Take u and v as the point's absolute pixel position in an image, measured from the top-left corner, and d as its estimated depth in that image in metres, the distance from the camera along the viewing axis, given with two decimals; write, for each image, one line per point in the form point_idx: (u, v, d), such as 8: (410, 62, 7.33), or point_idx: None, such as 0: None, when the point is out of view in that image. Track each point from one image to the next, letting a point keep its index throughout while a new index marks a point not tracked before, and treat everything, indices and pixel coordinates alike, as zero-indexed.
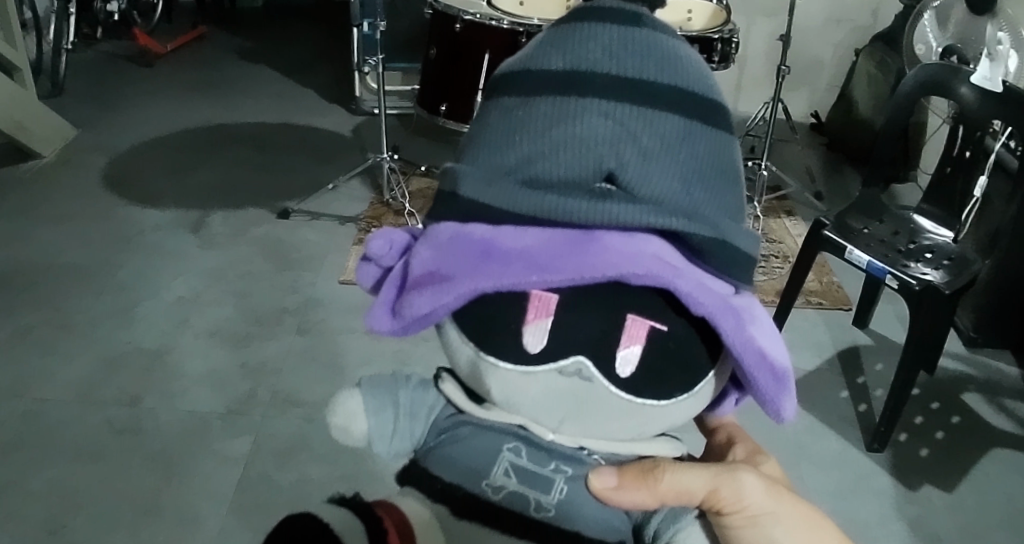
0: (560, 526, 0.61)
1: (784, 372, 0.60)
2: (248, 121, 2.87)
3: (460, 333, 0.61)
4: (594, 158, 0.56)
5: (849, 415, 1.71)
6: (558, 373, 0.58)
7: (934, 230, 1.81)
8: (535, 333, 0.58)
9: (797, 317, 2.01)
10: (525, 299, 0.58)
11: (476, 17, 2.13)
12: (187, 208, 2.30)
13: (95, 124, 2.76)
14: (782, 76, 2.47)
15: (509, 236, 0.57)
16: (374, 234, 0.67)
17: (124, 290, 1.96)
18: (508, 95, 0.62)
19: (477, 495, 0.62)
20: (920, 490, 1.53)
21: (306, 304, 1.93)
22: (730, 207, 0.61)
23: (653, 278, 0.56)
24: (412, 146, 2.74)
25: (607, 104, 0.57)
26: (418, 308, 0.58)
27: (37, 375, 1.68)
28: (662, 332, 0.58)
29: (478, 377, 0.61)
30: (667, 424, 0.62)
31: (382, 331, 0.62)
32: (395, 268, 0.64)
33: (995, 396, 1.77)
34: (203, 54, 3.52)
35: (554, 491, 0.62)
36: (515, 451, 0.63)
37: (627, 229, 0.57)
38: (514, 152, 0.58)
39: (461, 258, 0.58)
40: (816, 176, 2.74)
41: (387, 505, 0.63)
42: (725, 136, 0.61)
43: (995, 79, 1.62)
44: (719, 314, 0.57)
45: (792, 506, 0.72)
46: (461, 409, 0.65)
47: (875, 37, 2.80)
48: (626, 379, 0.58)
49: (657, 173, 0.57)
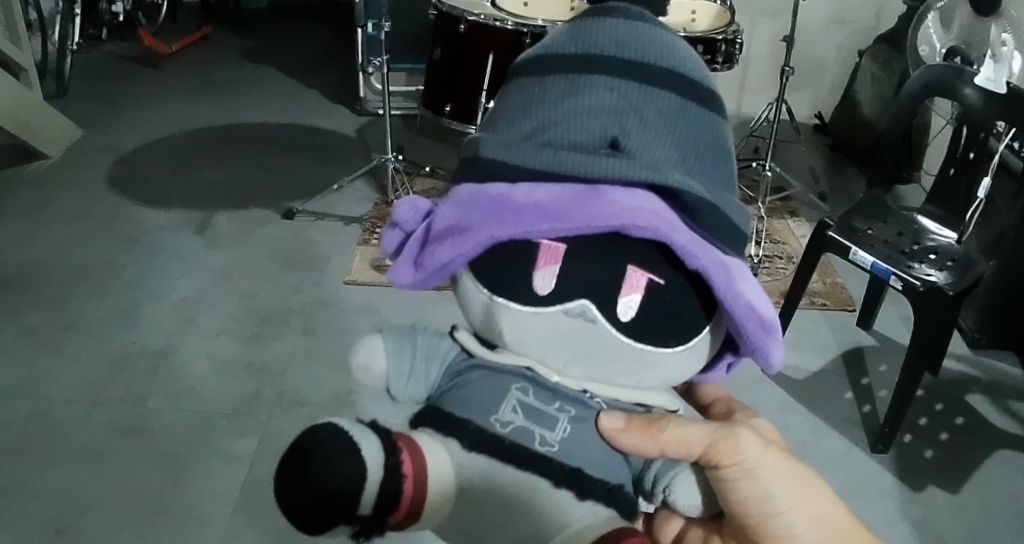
0: (564, 462, 0.63)
1: (772, 323, 0.63)
2: (253, 121, 2.88)
3: (474, 280, 0.64)
4: (598, 126, 0.60)
5: (853, 415, 1.71)
6: (564, 314, 0.61)
7: (938, 231, 1.81)
8: (544, 277, 0.61)
9: (800, 317, 2.02)
10: (533, 248, 0.61)
11: (481, 18, 2.13)
12: (192, 208, 2.31)
13: (100, 125, 2.77)
14: (785, 77, 2.46)
15: (522, 191, 0.60)
16: (399, 202, 0.70)
17: (130, 289, 1.96)
18: (523, 76, 0.66)
19: (484, 429, 0.63)
20: (925, 491, 1.53)
21: (311, 304, 1.94)
22: (724, 182, 0.64)
23: (652, 230, 0.58)
24: (416, 147, 2.75)
25: (611, 80, 0.61)
26: (439, 259, 0.61)
27: (43, 375, 1.69)
28: (660, 285, 0.61)
29: (490, 321, 0.64)
30: (666, 377, 0.65)
31: (403, 284, 0.66)
32: (418, 229, 0.67)
33: (999, 397, 1.77)
34: (208, 55, 3.53)
35: (559, 430, 0.64)
36: (523, 390, 0.65)
37: (628, 186, 0.60)
38: (527, 122, 0.62)
39: (477, 210, 0.61)
40: (820, 176, 2.74)
41: (409, 440, 0.61)
42: (720, 120, 0.65)
43: (999, 80, 1.62)
44: (712, 268, 0.60)
45: (787, 466, 0.74)
46: (473, 354, 0.68)
47: (880, 38, 2.80)
48: (627, 323, 0.61)
49: (657, 141, 0.60)
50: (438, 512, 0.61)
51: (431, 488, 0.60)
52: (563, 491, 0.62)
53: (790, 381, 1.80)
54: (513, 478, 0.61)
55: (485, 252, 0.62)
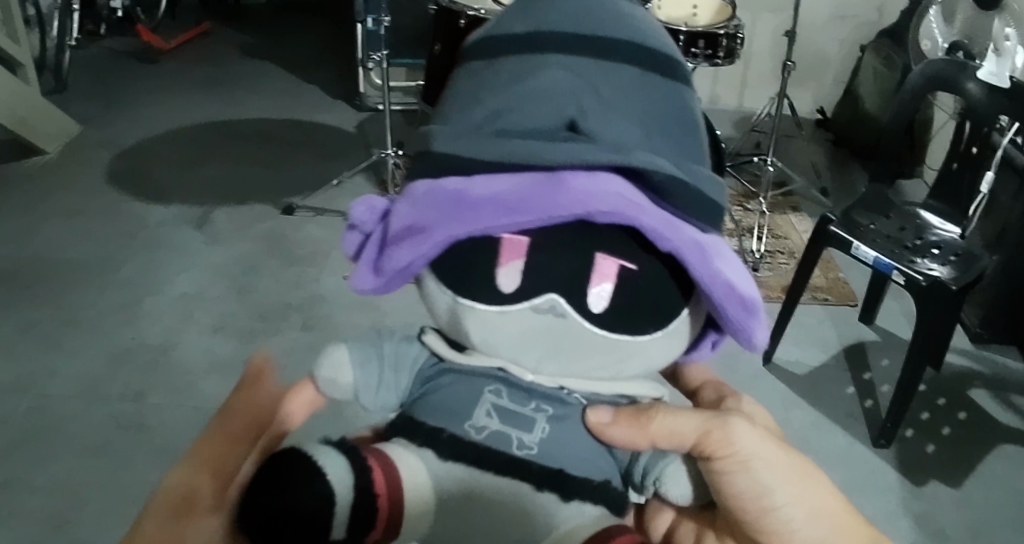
0: (541, 464, 0.63)
1: (751, 300, 0.63)
2: (253, 116, 2.87)
3: (439, 282, 0.63)
4: (556, 107, 0.60)
5: (856, 410, 1.70)
6: (532, 311, 0.61)
7: (941, 226, 1.80)
8: (508, 274, 0.61)
9: (801, 313, 2.01)
10: (497, 245, 0.61)
11: (481, 13, 2.13)
12: (192, 204, 2.30)
13: (100, 121, 2.76)
14: (787, 72, 2.45)
15: (480, 185, 0.60)
16: (355, 204, 0.69)
17: (129, 285, 1.96)
18: (478, 62, 0.66)
19: (459, 436, 0.64)
20: (928, 487, 1.52)
21: (311, 300, 1.93)
22: (694, 153, 0.63)
23: (620, 216, 0.58)
24: (416, 142, 2.74)
25: (565, 61, 0.61)
26: (398, 261, 0.61)
27: (42, 371, 1.69)
28: (633, 272, 0.61)
29: (457, 324, 0.64)
30: (644, 364, 0.65)
31: (365, 290, 0.65)
32: (376, 231, 0.66)
33: (1001, 392, 1.76)
34: (208, 50, 3.52)
35: (536, 431, 0.64)
36: (496, 393, 0.65)
37: (591, 170, 0.59)
38: (483, 108, 0.62)
39: (434, 209, 0.60)
40: (823, 171, 2.73)
41: (379, 454, 0.62)
42: (683, 89, 0.64)
43: (1002, 75, 1.63)
44: (686, 249, 0.59)
45: (795, 467, 0.67)
46: (443, 358, 0.68)
47: (881, 33, 2.79)
48: (600, 315, 0.61)
49: (617, 119, 0.60)
50: (420, 522, 0.62)
51: (408, 500, 0.62)
52: (545, 493, 0.63)
53: (792, 376, 1.79)
54: (491, 484, 0.62)
55: (451, 249, 0.62)
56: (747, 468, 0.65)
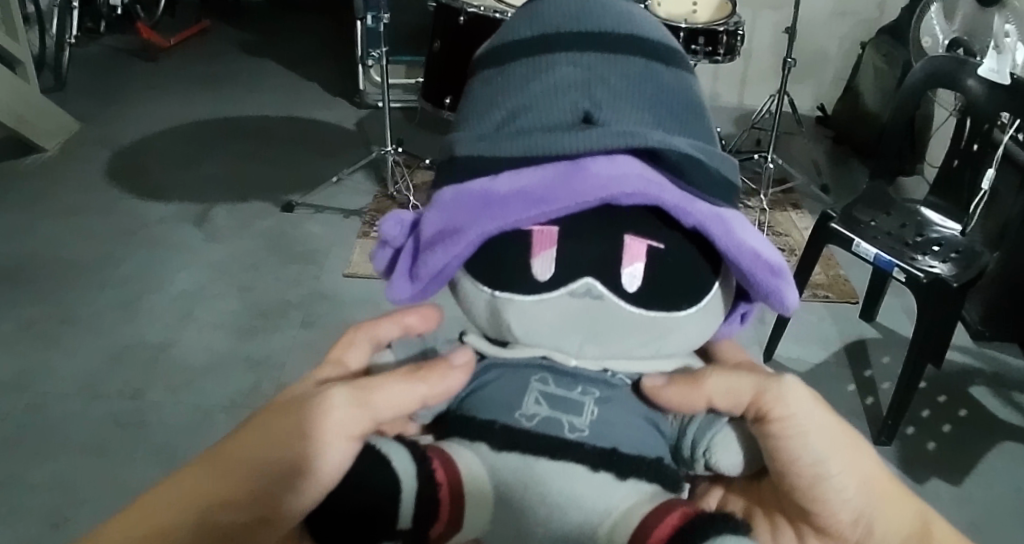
0: (595, 444, 0.62)
1: (778, 266, 0.64)
2: (252, 114, 2.87)
3: (473, 280, 0.64)
4: (569, 99, 0.61)
5: (856, 407, 1.70)
6: (570, 296, 0.62)
7: (941, 223, 1.80)
8: (543, 263, 0.62)
9: (803, 309, 2.01)
10: (528, 235, 0.62)
11: (480, 10, 2.12)
12: (191, 201, 2.30)
13: (98, 118, 2.76)
14: (787, 70, 2.44)
15: (505, 181, 0.61)
16: (384, 221, 0.71)
17: (129, 282, 1.96)
18: (487, 69, 0.67)
19: (510, 425, 0.63)
20: (929, 484, 1.52)
21: (310, 297, 1.93)
22: (703, 137, 0.65)
23: (642, 195, 0.60)
24: (415, 140, 2.74)
25: (572, 56, 0.62)
26: (434, 264, 0.62)
27: (41, 368, 1.69)
28: (660, 250, 0.62)
29: (496, 319, 0.65)
30: (682, 342, 0.65)
31: (402, 299, 0.66)
32: (408, 243, 0.67)
33: (1003, 389, 1.76)
34: (207, 48, 3.52)
35: (586, 413, 0.63)
36: (542, 381, 0.65)
37: (610, 154, 0.61)
38: (498, 110, 0.63)
39: (466, 209, 0.61)
40: (823, 169, 2.72)
41: (439, 450, 0.63)
42: (685, 75, 0.66)
43: (1003, 71, 1.62)
44: (709, 222, 0.61)
45: (850, 434, 0.63)
46: (485, 355, 0.68)
47: (882, 30, 2.78)
48: (635, 293, 0.62)
49: (630, 109, 0.61)
50: (482, 514, 0.62)
51: (467, 488, 0.62)
52: (602, 473, 0.61)
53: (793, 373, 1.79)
54: (550, 468, 0.61)
55: (482, 247, 0.63)
56: (807, 434, 0.61)
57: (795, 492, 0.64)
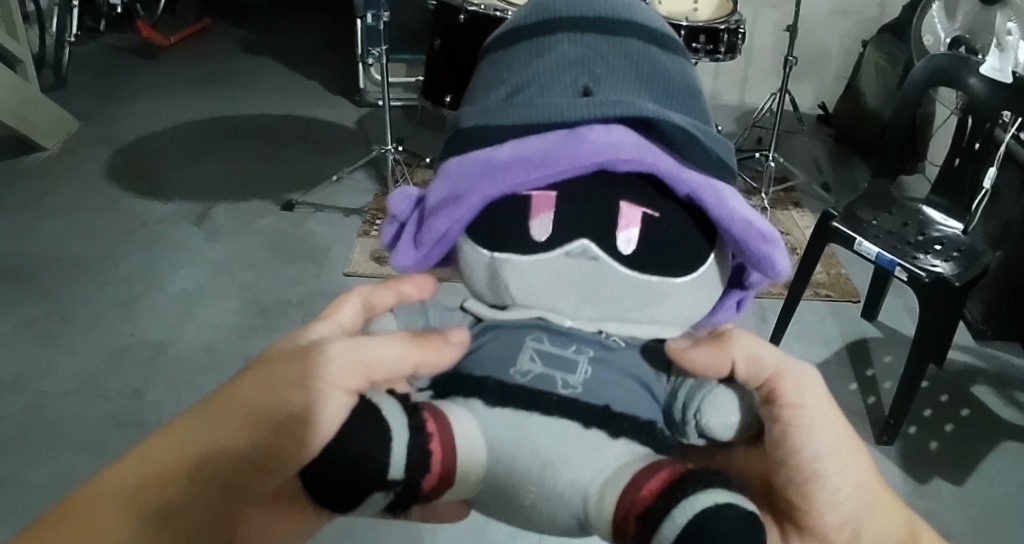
0: (589, 402, 0.62)
1: (769, 236, 0.67)
2: (253, 112, 2.86)
3: (473, 245, 0.67)
4: (569, 76, 0.65)
5: (858, 406, 1.70)
6: (566, 256, 0.64)
7: (943, 222, 1.79)
8: (541, 225, 0.64)
9: (805, 308, 2.00)
10: (527, 201, 0.64)
11: (481, 8, 2.11)
12: (191, 200, 2.29)
13: (99, 117, 2.75)
14: (789, 69, 2.42)
15: (507, 148, 0.64)
16: (392, 197, 0.75)
17: (128, 281, 1.95)
18: (495, 52, 0.71)
19: (505, 382, 0.63)
20: (931, 483, 1.52)
21: (310, 296, 1.93)
22: (697, 115, 0.68)
23: (636, 162, 0.62)
24: (416, 138, 2.73)
25: (573, 35, 0.66)
26: (437, 228, 0.65)
27: (41, 367, 1.68)
28: (654, 218, 0.65)
29: (495, 280, 0.66)
30: (676, 310, 0.67)
31: (405, 266, 0.70)
32: (413, 214, 0.72)
33: (1005, 388, 1.76)
34: (207, 46, 3.51)
35: (580, 372, 0.63)
36: (538, 339, 0.65)
37: (606, 123, 0.63)
38: (503, 87, 0.67)
39: (469, 174, 0.64)
40: (824, 167, 2.72)
41: (433, 407, 0.61)
42: (681, 59, 0.70)
43: (1005, 70, 1.61)
44: (701, 190, 0.64)
45: (853, 438, 0.64)
46: (483, 317, 0.69)
47: (883, 28, 2.78)
48: (629, 256, 0.64)
49: (626, 84, 0.65)
50: (470, 476, 0.61)
51: (460, 455, 0.60)
52: (593, 430, 0.61)
53: None
54: (541, 424, 0.61)
55: (483, 214, 0.66)
56: (815, 424, 0.61)
57: (784, 478, 0.63)
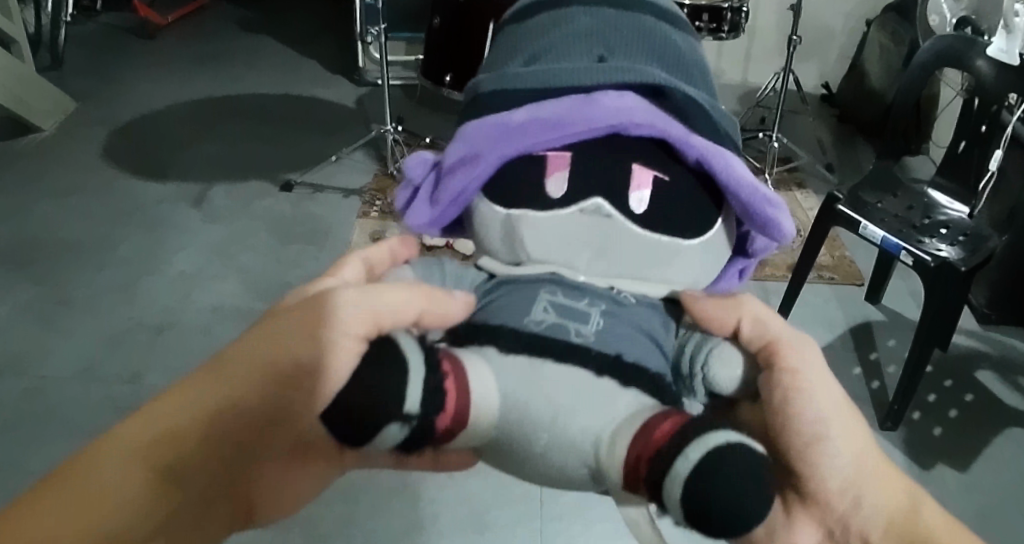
0: (600, 350, 0.61)
1: (771, 199, 0.70)
2: (251, 92, 2.82)
3: (489, 204, 0.68)
4: (584, 46, 0.69)
5: (861, 391, 1.69)
6: (580, 212, 0.66)
7: (949, 205, 1.77)
8: (555, 183, 0.66)
9: (808, 291, 1.99)
10: (542, 160, 0.67)
11: None
12: (189, 182, 2.26)
13: (95, 97, 2.71)
14: (792, 48, 2.38)
15: (525, 109, 0.67)
16: (408, 160, 0.78)
17: (127, 264, 1.93)
18: (512, 29, 0.76)
19: (520, 331, 0.62)
20: (935, 469, 1.52)
21: (310, 278, 1.91)
22: (702, 88, 0.72)
23: (648, 127, 0.66)
24: (416, 118, 2.69)
25: (586, 11, 0.71)
26: (454, 187, 0.67)
27: (40, 351, 1.66)
28: (664, 180, 0.67)
29: (512, 234, 0.67)
30: (684, 272, 0.69)
31: (419, 223, 0.71)
32: (428, 177, 0.74)
33: (1009, 373, 1.75)
34: (204, 26, 3.44)
35: (592, 323, 0.63)
36: (553, 291, 0.65)
37: (621, 89, 0.67)
38: (521, 57, 0.71)
39: (487, 133, 0.67)
40: (828, 148, 2.69)
41: (450, 355, 0.60)
42: (686, 36, 0.74)
43: (1012, 52, 1.58)
44: (709, 155, 0.67)
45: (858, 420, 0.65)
46: (497, 274, 0.69)
47: (888, 8, 2.74)
48: (641, 215, 0.66)
49: (636, 55, 0.69)
50: (481, 424, 0.59)
51: (473, 397, 0.58)
52: (606, 379, 0.60)
53: None
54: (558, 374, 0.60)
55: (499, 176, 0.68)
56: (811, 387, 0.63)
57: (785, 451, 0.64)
